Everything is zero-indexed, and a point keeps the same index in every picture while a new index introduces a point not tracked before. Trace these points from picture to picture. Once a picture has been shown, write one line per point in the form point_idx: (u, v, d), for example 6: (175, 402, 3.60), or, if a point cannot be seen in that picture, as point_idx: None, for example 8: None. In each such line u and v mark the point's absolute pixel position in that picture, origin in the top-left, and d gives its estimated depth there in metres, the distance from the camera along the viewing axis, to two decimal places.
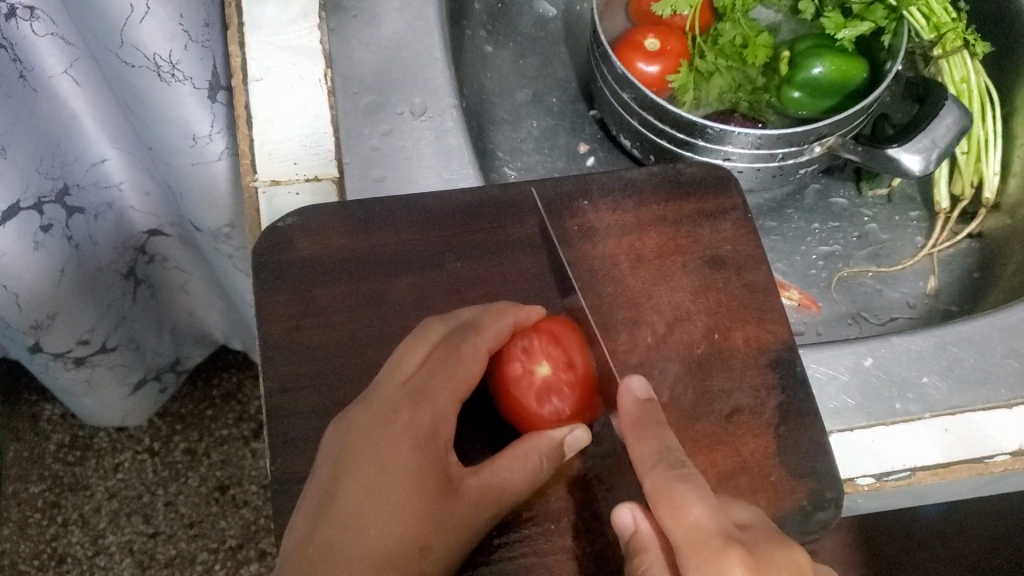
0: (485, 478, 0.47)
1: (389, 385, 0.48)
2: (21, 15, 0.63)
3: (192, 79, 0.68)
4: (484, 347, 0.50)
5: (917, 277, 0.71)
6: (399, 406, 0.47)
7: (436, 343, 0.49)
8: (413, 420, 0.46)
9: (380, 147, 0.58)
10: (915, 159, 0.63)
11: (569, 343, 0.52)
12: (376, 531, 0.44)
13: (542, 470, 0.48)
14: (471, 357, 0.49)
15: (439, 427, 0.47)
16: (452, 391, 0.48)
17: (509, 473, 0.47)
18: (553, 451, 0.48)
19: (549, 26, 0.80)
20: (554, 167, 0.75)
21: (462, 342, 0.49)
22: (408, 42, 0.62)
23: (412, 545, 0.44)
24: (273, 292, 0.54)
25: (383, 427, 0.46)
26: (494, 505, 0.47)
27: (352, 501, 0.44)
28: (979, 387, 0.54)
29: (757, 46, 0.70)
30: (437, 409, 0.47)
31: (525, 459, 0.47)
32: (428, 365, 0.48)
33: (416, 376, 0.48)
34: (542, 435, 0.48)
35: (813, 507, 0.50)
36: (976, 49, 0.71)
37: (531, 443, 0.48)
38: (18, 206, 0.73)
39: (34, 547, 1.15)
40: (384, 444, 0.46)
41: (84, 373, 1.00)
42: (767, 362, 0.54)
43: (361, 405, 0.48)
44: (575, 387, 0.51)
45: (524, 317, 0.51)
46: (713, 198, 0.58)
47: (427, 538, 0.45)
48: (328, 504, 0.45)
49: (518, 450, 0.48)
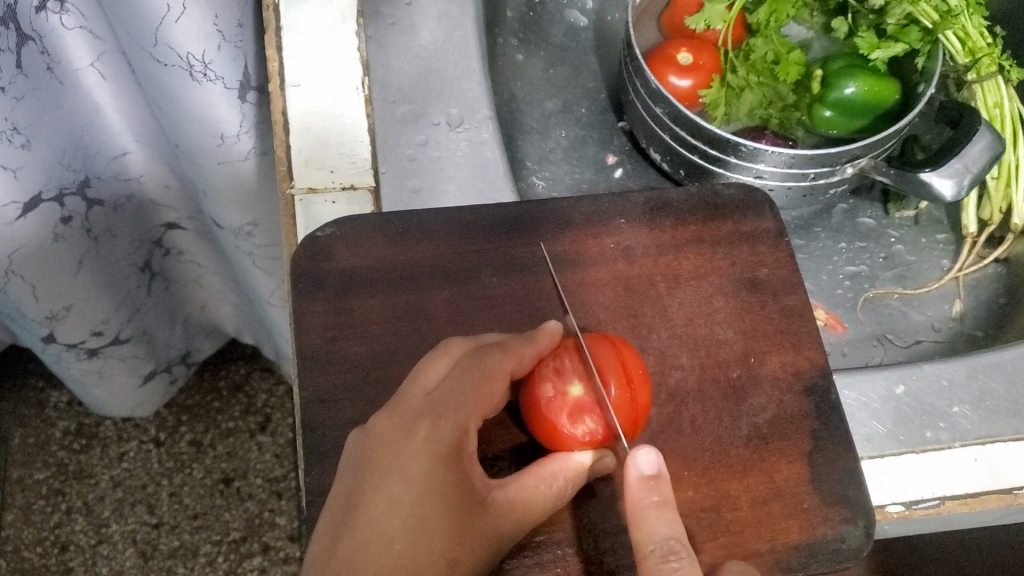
0: (512, 493, 0.47)
1: (412, 398, 0.48)
2: (52, 7, 0.62)
3: (223, 78, 0.68)
4: (508, 367, 0.49)
5: (942, 300, 0.71)
6: (420, 418, 0.47)
7: (460, 358, 0.49)
8: (435, 435, 0.46)
9: (417, 157, 0.58)
10: (948, 184, 0.63)
11: (606, 362, 0.51)
12: (400, 545, 0.45)
13: (567, 492, 0.48)
14: (494, 376, 0.48)
15: (462, 441, 0.47)
16: (476, 407, 0.48)
17: (535, 491, 0.47)
18: (577, 475, 0.49)
19: (580, 35, 0.80)
20: (582, 177, 0.75)
21: (486, 359, 0.49)
22: (446, 52, 0.62)
23: (437, 559, 0.45)
24: (311, 300, 0.54)
25: (405, 439, 0.46)
26: (520, 520, 0.47)
27: (376, 513, 0.45)
28: (1008, 418, 0.55)
29: (789, 63, 0.69)
30: (460, 424, 0.47)
31: (552, 479, 0.48)
32: (451, 379, 0.48)
33: (439, 390, 0.48)
34: (567, 458, 0.49)
35: (843, 537, 0.50)
36: (1010, 75, 0.72)
37: (559, 465, 0.48)
38: (39, 197, 0.73)
39: (38, 534, 1.15)
40: (406, 457, 0.46)
41: (96, 364, 0.99)
42: (802, 389, 0.54)
43: (383, 415, 0.47)
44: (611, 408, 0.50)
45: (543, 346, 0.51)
46: (749, 221, 0.59)
47: (451, 552, 0.45)
48: (353, 515, 0.45)
49: (546, 471, 0.48)
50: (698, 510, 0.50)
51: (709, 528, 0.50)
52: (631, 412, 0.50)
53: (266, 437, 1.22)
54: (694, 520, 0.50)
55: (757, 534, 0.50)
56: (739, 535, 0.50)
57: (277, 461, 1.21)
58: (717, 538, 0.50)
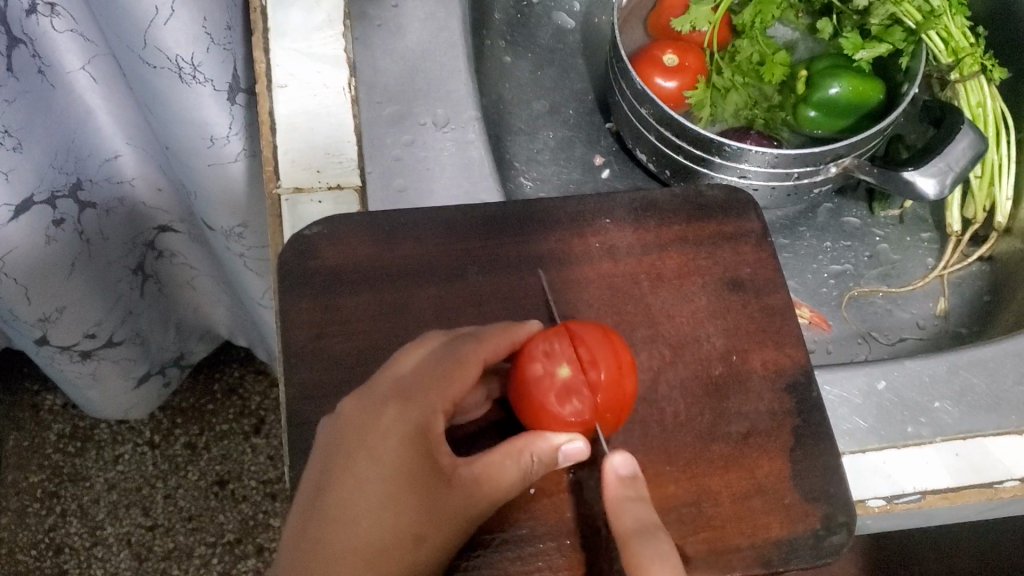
0: (478, 470, 0.46)
1: (382, 383, 0.48)
2: (42, 10, 0.63)
3: (213, 81, 0.68)
4: (480, 352, 0.49)
5: (926, 298, 0.72)
6: (388, 400, 0.47)
7: (433, 346, 0.49)
8: (403, 416, 0.46)
9: (402, 157, 0.59)
10: (930, 182, 0.63)
11: (594, 344, 0.51)
12: (367, 523, 0.44)
13: (534, 469, 0.47)
14: (466, 359, 0.48)
15: (430, 421, 0.46)
16: (445, 391, 0.47)
17: (502, 467, 0.47)
18: (548, 455, 0.47)
19: (568, 38, 0.81)
20: (569, 178, 0.75)
21: (460, 345, 0.49)
22: (432, 53, 0.63)
23: (406, 537, 0.45)
24: (298, 298, 0.55)
25: (373, 421, 0.46)
26: (487, 498, 0.46)
27: (343, 494, 0.45)
28: (989, 413, 0.55)
29: (774, 63, 0.70)
30: (428, 405, 0.46)
31: (519, 456, 0.47)
32: (423, 365, 0.48)
33: (409, 375, 0.48)
34: (539, 437, 0.48)
35: (824, 533, 0.51)
36: (993, 75, 0.72)
37: (527, 442, 0.47)
38: (31, 200, 0.74)
39: (33, 536, 1.15)
40: (375, 438, 0.46)
41: (89, 366, 0.99)
42: (783, 386, 0.55)
43: (353, 399, 0.48)
44: (596, 390, 0.50)
45: (521, 336, 0.51)
46: (733, 220, 0.60)
47: (418, 529, 0.45)
48: (320, 495, 0.45)
49: (513, 447, 0.47)
50: (680, 506, 0.51)
51: (691, 523, 0.50)
52: (617, 397, 0.50)
53: (260, 439, 1.23)
54: (675, 515, 0.51)
55: (738, 529, 0.50)
56: (720, 530, 0.50)
57: (271, 463, 1.21)
58: (698, 534, 0.50)
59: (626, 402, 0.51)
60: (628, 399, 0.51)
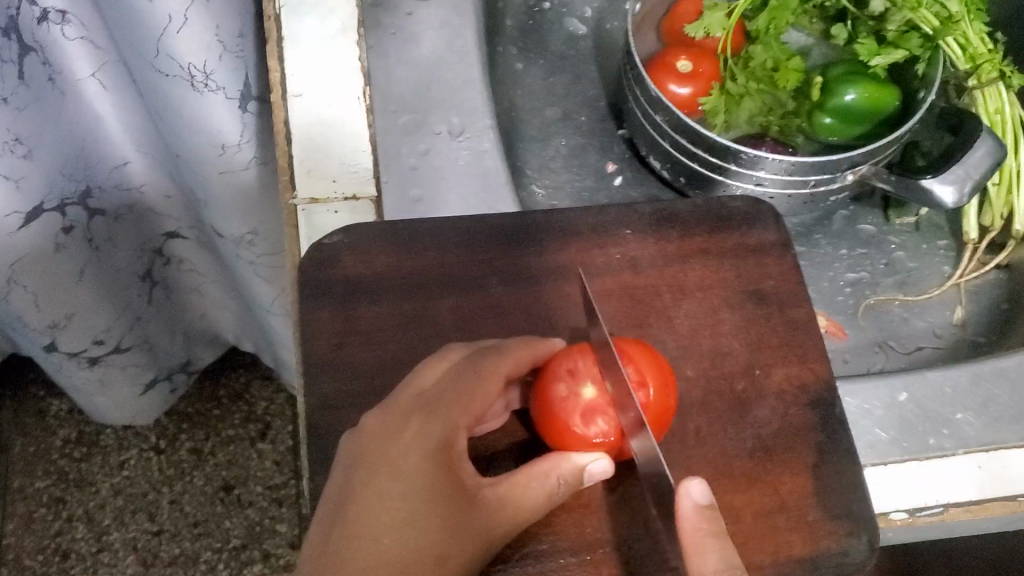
0: (502, 491, 0.46)
1: (404, 398, 0.48)
2: (53, 18, 0.62)
3: (225, 88, 0.67)
4: (502, 368, 0.48)
5: (943, 307, 0.72)
6: (410, 415, 0.47)
7: (455, 360, 0.49)
8: (424, 432, 0.46)
9: (419, 167, 0.59)
10: (948, 191, 0.63)
11: (642, 362, 0.50)
12: (388, 539, 0.44)
13: (559, 492, 0.47)
14: (487, 375, 0.47)
15: (452, 438, 0.46)
16: (466, 407, 0.47)
17: (526, 488, 0.46)
18: (572, 476, 0.47)
19: (580, 43, 0.80)
20: (583, 185, 0.75)
21: (481, 360, 0.48)
22: (447, 62, 0.62)
23: (426, 555, 0.44)
24: (317, 308, 0.55)
25: (395, 436, 0.46)
26: (511, 519, 0.46)
27: (364, 509, 0.44)
28: (1012, 424, 0.55)
29: (788, 70, 0.69)
30: (450, 422, 0.46)
31: (544, 478, 0.47)
32: (444, 380, 0.48)
33: (433, 390, 0.47)
34: (565, 457, 0.47)
35: (847, 549, 0.51)
36: (1013, 81, 0.71)
37: (552, 463, 0.47)
38: (41, 207, 0.73)
39: (39, 542, 1.15)
40: (396, 453, 0.46)
41: (97, 372, 0.99)
42: (807, 402, 0.55)
43: (376, 413, 0.47)
44: (644, 408, 0.49)
45: (542, 352, 0.51)
46: (751, 232, 0.60)
47: (441, 548, 0.45)
48: (341, 510, 0.45)
49: (538, 468, 0.47)
50: None
51: None
52: (660, 413, 0.50)
53: (266, 445, 1.22)
54: None
55: (760, 546, 0.50)
56: (742, 547, 0.50)
57: (278, 469, 1.21)
58: None
59: (664, 418, 0.50)
60: (666, 415, 0.50)
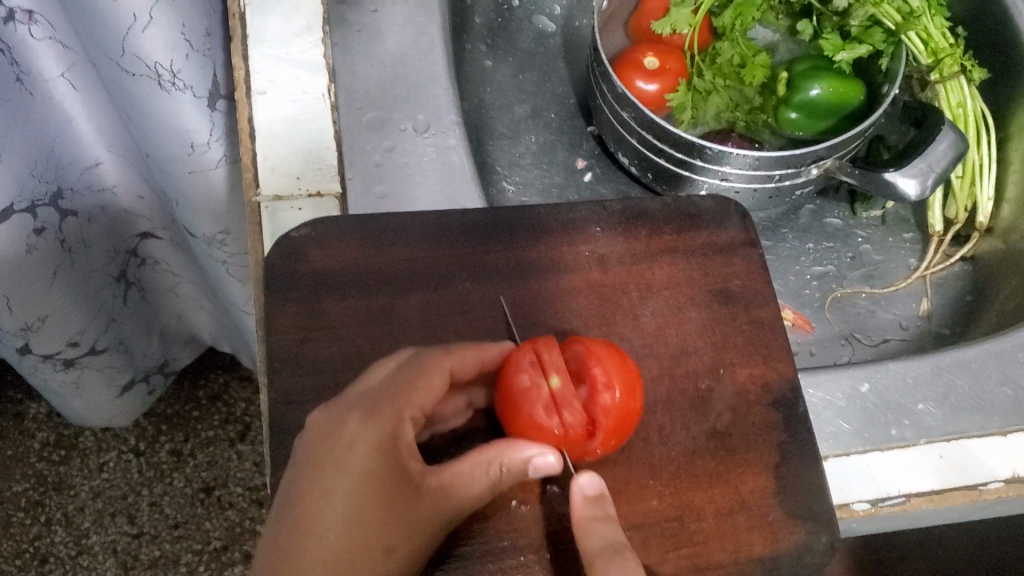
0: (446, 478, 0.47)
1: (350, 395, 0.48)
2: (19, 18, 0.62)
3: (192, 87, 0.67)
4: (446, 366, 0.49)
5: (909, 299, 0.72)
6: (355, 410, 0.47)
7: (402, 359, 0.49)
8: (369, 427, 0.46)
9: (383, 163, 0.58)
10: (911, 183, 0.63)
11: (610, 365, 0.50)
12: (336, 533, 0.44)
13: (501, 478, 0.47)
14: (431, 372, 0.48)
15: (399, 431, 0.46)
16: (411, 400, 0.47)
17: (470, 477, 0.47)
18: (518, 466, 0.48)
19: (549, 41, 0.81)
20: (552, 182, 0.75)
21: (425, 357, 0.49)
22: (412, 59, 0.62)
23: (375, 548, 0.45)
24: (282, 304, 0.55)
25: (339, 432, 0.46)
26: (458, 505, 0.47)
27: (312, 507, 0.44)
28: (973, 415, 0.56)
29: (755, 66, 0.70)
30: (396, 415, 0.46)
31: (487, 467, 0.47)
32: (390, 379, 0.48)
33: (377, 387, 0.48)
34: (511, 447, 0.48)
35: (807, 547, 0.52)
36: (973, 75, 0.72)
37: (496, 451, 0.47)
38: (11, 209, 0.72)
39: (16, 546, 1.14)
40: (342, 449, 0.46)
41: (73, 374, 0.98)
42: (770, 398, 0.55)
43: (323, 410, 0.48)
44: (606, 411, 0.50)
45: (491, 355, 0.51)
46: (717, 230, 0.60)
47: (388, 540, 0.45)
48: (290, 509, 0.45)
49: (481, 457, 0.47)
50: (663, 519, 0.51)
51: (672, 539, 0.51)
52: (625, 418, 0.50)
53: (245, 446, 1.22)
54: (656, 529, 0.51)
55: (720, 545, 0.51)
56: (702, 544, 0.51)
57: (257, 470, 1.20)
58: (679, 548, 0.51)
59: (630, 419, 0.51)
60: (632, 417, 0.51)
